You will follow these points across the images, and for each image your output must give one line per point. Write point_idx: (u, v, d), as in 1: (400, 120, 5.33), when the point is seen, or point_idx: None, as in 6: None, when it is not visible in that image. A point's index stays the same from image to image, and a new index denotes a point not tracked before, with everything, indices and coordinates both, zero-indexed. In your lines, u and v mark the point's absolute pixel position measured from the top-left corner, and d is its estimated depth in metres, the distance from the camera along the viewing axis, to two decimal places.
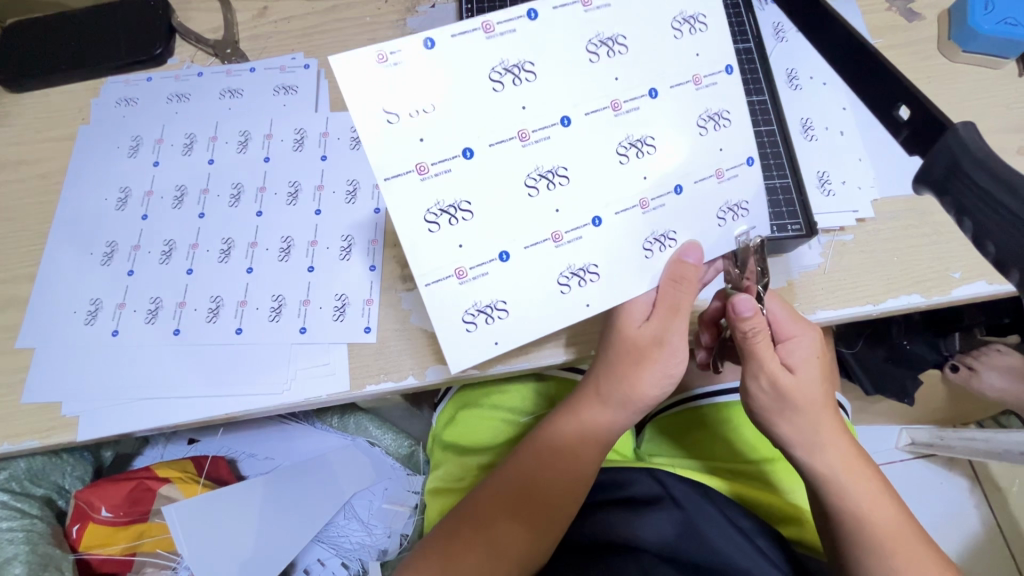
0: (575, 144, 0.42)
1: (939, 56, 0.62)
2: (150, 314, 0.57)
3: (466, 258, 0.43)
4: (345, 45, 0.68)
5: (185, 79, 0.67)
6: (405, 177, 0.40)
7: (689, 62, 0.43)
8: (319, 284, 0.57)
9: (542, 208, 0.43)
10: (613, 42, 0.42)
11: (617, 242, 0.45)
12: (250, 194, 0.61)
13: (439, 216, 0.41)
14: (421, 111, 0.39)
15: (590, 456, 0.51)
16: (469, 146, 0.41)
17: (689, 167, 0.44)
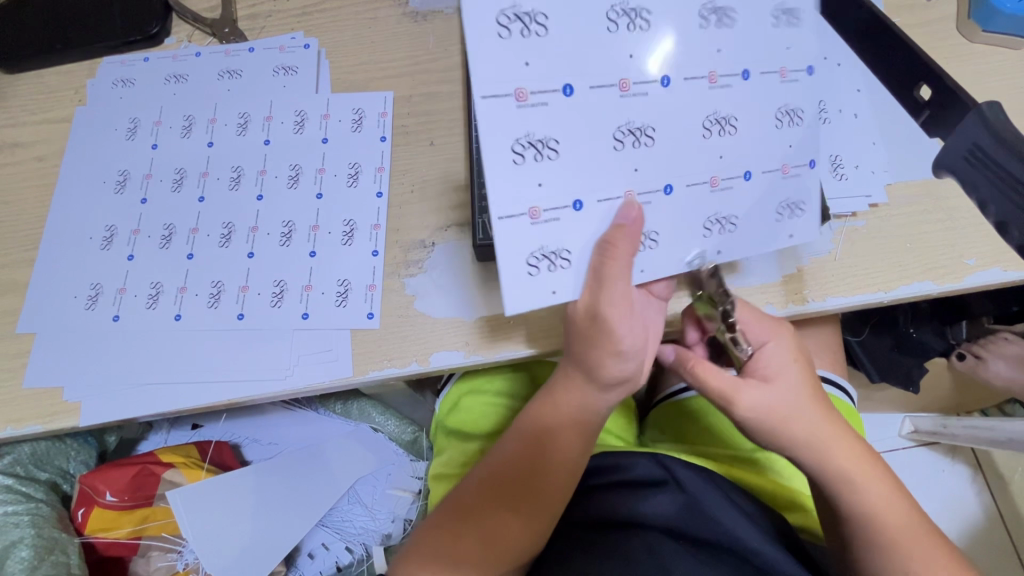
0: (669, 105, 0.40)
1: (957, 36, 0.60)
2: (151, 298, 0.57)
3: (543, 197, 0.38)
4: (345, 25, 0.66)
5: (183, 60, 0.65)
6: (501, 100, 0.36)
7: (782, 54, 0.42)
8: (322, 270, 0.56)
9: (622, 165, 0.40)
10: (724, 13, 0.40)
11: (680, 218, 0.42)
12: (250, 177, 0.60)
13: (525, 149, 0.37)
14: (535, 32, 0.36)
15: (574, 437, 0.49)
16: (570, 83, 0.37)
17: (750, 150, 0.42)
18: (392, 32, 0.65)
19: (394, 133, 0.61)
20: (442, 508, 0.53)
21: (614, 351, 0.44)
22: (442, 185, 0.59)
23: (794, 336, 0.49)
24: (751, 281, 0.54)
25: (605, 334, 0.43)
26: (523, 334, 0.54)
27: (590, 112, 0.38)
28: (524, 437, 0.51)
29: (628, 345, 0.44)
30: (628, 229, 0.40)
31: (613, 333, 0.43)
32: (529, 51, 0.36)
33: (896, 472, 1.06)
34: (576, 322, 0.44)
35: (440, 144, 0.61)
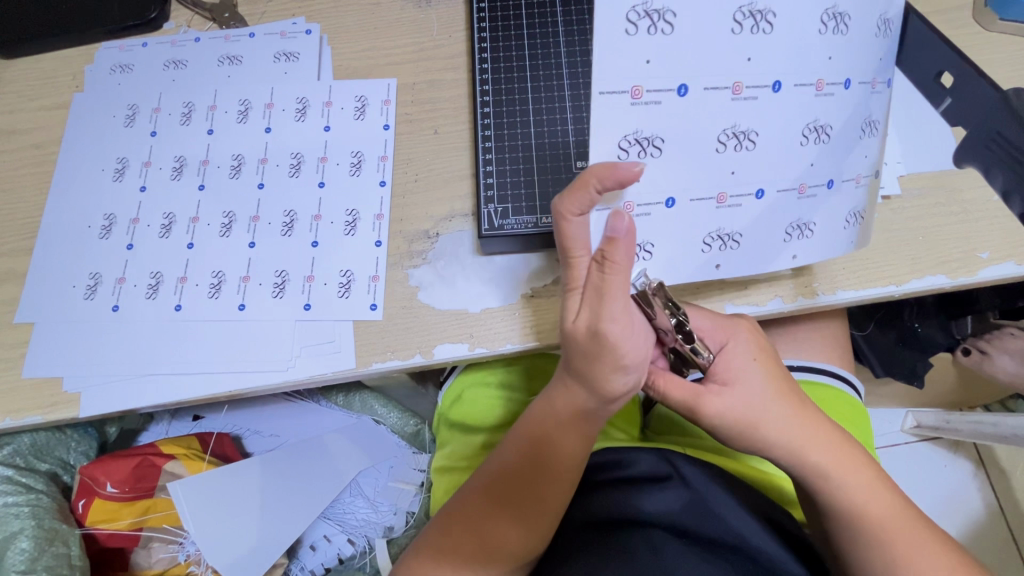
0: (779, 111, 0.40)
1: (974, 25, 0.59)
2: (150, 289, 0.56)
3: (640, 194, 0.41)
4: (347, 10, 0.65)
5: (182, 45, 0.64)
6: (618, 97, 0.38)
7: (872, 65, 0.41)
8: (324, 261, 0.56)
9: (721, 167, 0.41)
10: (841, 19, 0.39)
11: (765, 221, 0.44)
12: (251, 166, 0.59)
13: (631, 146, 0.39)
14: (660, 29, 0.37)
15: (576, 445, 0.47)
16: (686, 82, 0.38)
17: (842, 160, 0.43)
18: (396, 18, 0.64)
19: (397, 122, 0.60)
20: (444, 511, 0.52)
21: (617, 366, 0.41)
22: (446, 175, 0.58)
23: (754, 333, 0.49)
24: (759, 274, 0.53)
25: (607, 351, 0.40)
26: (527, 326, 0.53)
27: (704, 110, 0.39)
28: (524, 443, 0.49)
29: (632, 358, 0.41)
30: (621, 243, 0.38)
31: (617, 347, 0.40)
32: (653, 49, 0.37)
33: (898, 467, 1.06)
34: (576, 337, 0.41)
35: (444, 133, 0.60)
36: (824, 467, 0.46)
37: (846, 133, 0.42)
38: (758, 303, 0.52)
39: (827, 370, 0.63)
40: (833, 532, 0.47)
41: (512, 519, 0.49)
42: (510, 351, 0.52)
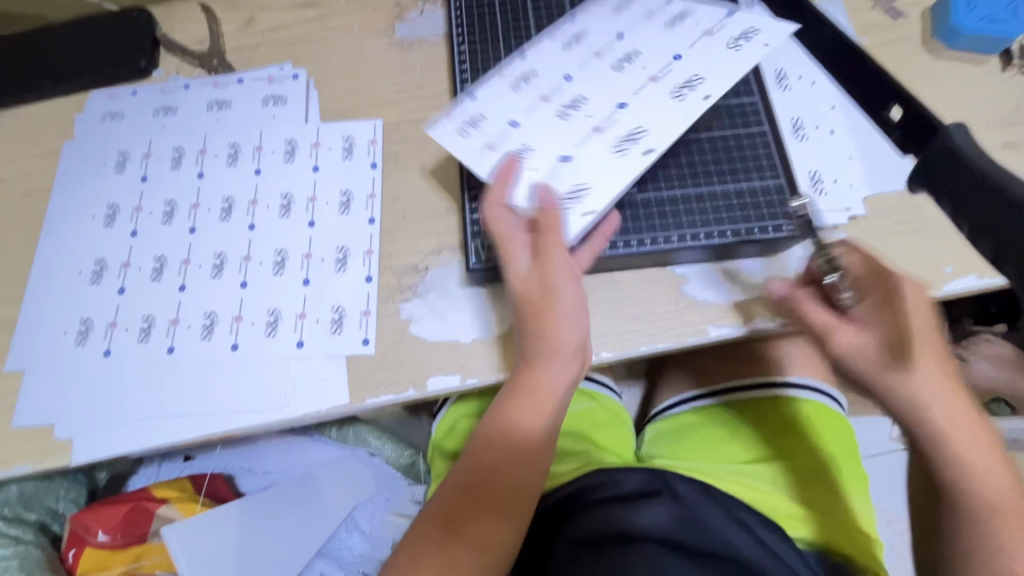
0: (600, 101, 0.54)
1: (923, 54, 0.64)
2: (142, 332, 0.56)
3: (485, 160, 0.52)
4: (332, 55, 0.68)
5: (171, 92, 0.66)
6: (466, 110, 0.54)
7: (680, 45, 0.56)
8: (316, 297, 0.57)
9: (547, 140, 0.53)
10: (635, 55, 0.56)
11: (597, 177, 0.51)
12: (241, 208, 0.60)
13: (468, 129, 0.53)
14: (526, 81, 0.56)
15: (550, 407, 0.50)
16: (518, 119, 0.54)
17: (647, 113, 0.53)
18: (381, 62, 0.68)
19: (384, 160, 0.62)
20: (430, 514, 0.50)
21: (566, 313, 0.49)
22: (434, 210, 0.60)
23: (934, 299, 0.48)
24: (740, 295, 0.55)
25: (552, 295, 0.49)
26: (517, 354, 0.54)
27: (539, 116, 0.54)
28: (502, 422, 0.51)
29: (570, 305, 0.49)
30: (495, 184, 0.50)
31: (557, 289, 0.49)
32: (496, 89, 0.55)
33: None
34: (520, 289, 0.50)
35: (430, 169, 0.62)
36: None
37: (661, 105, 0.53)
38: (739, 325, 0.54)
39: (814, 387, 0.65)
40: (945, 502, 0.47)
41: (498, 497, 0.49)
42: (505, 381, 0.53)
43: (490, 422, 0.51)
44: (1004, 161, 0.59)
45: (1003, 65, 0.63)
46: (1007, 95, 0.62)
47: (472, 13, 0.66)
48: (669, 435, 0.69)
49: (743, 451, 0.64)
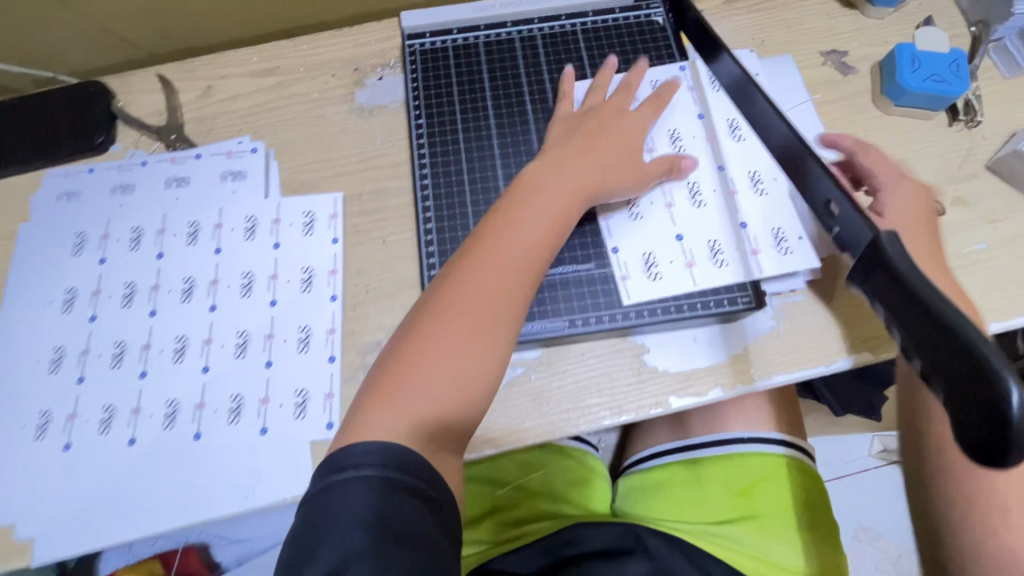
0: (706, 181, 0.61)
1: (873, 109, 0.66)
2: (103, 424, 0.55)
3: (670, 257, 0.58)
4: (292, 124, 0.68)
5: (128, 170, 0.65)
6: (655, 239, 0.59)
7: (693, 128, 0.64)
8: (279, 381, 0.56)
9: (708, 220, 0.60)
10: (678, 136, 0.63)
11: (773, 216, 0.60)
12: (202, 288, 0.60)
13: (653, 266, 0.58)
14: (637, 215, 0.60)
15: (523, 248, 0.52)
16: (679, 233, 0.59)
17: (734, 162, 0.62)
18: (341, 130, 0.68)
19: (346, 234, 0.62)
20: (378, 370, 0.49)
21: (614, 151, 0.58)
22: (397, 284, 0.60)
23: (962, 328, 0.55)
24: (701, 364, 0.56)
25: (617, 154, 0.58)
26: (482, 432, 0.54)
27: (704, 219, 0.60)
28: (473, 253, 0.52)
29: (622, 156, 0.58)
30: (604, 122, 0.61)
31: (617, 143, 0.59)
32: (652, 211, 0.60)
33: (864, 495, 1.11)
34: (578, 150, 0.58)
35: (392, 242, 0.62)
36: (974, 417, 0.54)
37: (759, 161, 0.62)
38: (700, 395, 0.54)
39: (784, 441, 0.68)
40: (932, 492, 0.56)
41: (465, 382, 0.47)
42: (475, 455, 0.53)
43: (457, 264, 0.51)
44: (956, 216, 0.61)
45: (951, 120, 0.64)
46: (955, 150, 0.63)
47: (430, 78, 0.67)
48: (646, 494, 0.70)
49: (717, 509, 0.65)
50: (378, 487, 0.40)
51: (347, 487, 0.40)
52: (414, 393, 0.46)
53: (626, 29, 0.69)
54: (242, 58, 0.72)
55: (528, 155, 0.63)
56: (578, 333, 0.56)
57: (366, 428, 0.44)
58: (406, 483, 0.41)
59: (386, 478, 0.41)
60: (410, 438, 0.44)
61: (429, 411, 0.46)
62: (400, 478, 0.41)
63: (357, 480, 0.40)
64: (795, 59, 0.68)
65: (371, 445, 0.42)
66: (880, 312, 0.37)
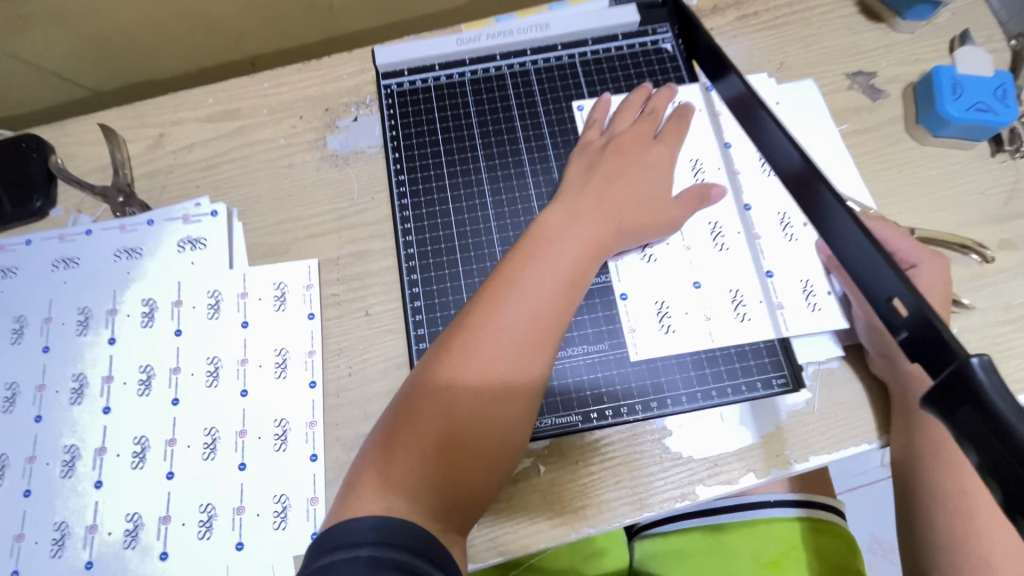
0: (728, 221, 0.55)
1: (908, 140, 0.59)
2: (55, 545, 0.49)
3: (688, 310, 0.52)
4: (256, 177, 0.60)
5: (71, 240, 0.57)
6: (662, 284, 0.53)
7: (715, 161, 0.57)
8: (254, 487, 0.50)
9: (736, 273, 0.53)
10: (700, 167, 0.57)
11: (806, 268, 0.53)
12: (162, 379, 0.53)
13: (664, 318, 0.52)
14: (649, 257, 0.54)
15: (548, 296, 0.46)
16: (696, 279, 0.53)
17: (761, 204, 0.55)
18: (312, 181, 0.59)
19: (323, 307, 0.55)
20: (384, 427, 0.43)
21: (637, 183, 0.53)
22: (384, 364, 0.53)
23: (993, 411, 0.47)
24: (731, 448, 0.49)
25: (638, 188, 0.53)
26: (488, 539, 0.47)
27: (724, 266, 0.54)
28: (491, 297, 0.46)
29: (645, 194, 0.53)
30: (629, 140, 0.55)
31: (638, 176, 0.53)
32: (660, 253, 0.54)
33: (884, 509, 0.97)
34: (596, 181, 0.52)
35: (376, 314, 0.54)
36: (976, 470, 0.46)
37: (787, 203, 0.55)
38: (730, 484, 0.48)
39: (813, 500, 0.62)
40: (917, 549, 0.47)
41: (470, 457, 0.42)
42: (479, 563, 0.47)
43: (476, 308, 0.46)
44: (1007, 261, 0.54)
45: (993, 150, 0.58)
46: (1000, 184, 0.57)
47: (410, 125, 0.60)
48: (666, 559, 0.64)
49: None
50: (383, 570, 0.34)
51: (347, 568, 0.34)
52: (414, 467, 0.41)
53: (629, 59, 0.62)
54: (197, 99, 0.63)
55: (526, 214, 0.57)
56: (593, 429, 0.50)
57: (368, 500, 0.39)
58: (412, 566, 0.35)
59: (390, 562, 0.34)
60: (415, 513, 0.39)
61: (436, 482, 0.41)
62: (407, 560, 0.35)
63: (359, 557, 0.35)
64: (819, 84, 0.61)
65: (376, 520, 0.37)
66: (971, 460, 0.28)
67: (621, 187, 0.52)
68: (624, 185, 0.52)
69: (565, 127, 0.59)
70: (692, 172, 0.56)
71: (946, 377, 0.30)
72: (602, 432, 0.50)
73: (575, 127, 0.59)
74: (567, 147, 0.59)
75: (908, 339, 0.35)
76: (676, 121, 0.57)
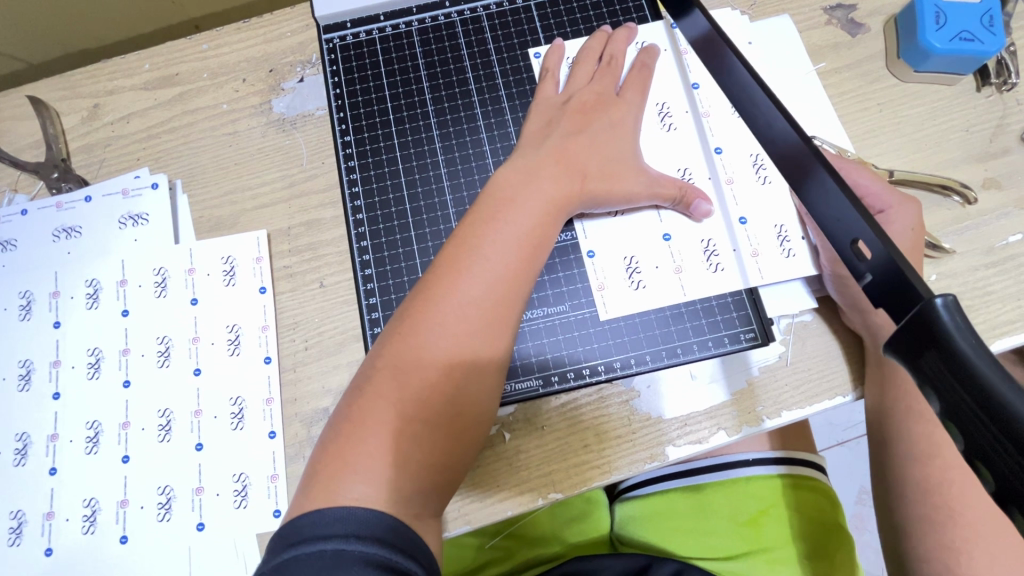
0: (699, 169, 0.52)
1: (889, 77, 0.55)
2: (12, 534, 0.48)
3: (660, 265, 0.50)
4: (199, 146, 0.56)
5: (7, 221, 0.54)
6: (629, 239, 0.50)
7: (682, 107, 0.53)
8: (212, 467, 0.48)
9: (707, 224, 0.51)
10: (667, 113, 0.53)
11: (779, 212, 0.51)
12: (111, 361, 0.51)
13: (634, 275, 0.50)
14: (616, 212, 0.51)
15: (509, 260, 0.44)
16: (666, 232, 0.50)
17: (732, 150, 0.52)
18: (258, 148, 0.56)
19: (276, 280, 0.52)
20: (344, 407, 0.41)
21: (602, 136, 0.50)
22: (341, 336, 0.51)
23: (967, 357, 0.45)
24: (700, 407, 0.48)
25: (603, 139, 0.49)
26: (454, 510, 0.46)
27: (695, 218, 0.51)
28: (450, 264, 0.43)
29: (611, 145, 0.49)
30: (588, 93, 0.52)
31: (599, 127, 0.50)
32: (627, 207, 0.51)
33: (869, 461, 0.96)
34: (554, 136, 0.49)
35: (331, 285, 0.52)
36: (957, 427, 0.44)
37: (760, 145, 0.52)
38: (701, 443, 0.47)
39: (796, 458, 0.62)
40: (889, 491, 0.45)
41: (436, 430, 0.40)
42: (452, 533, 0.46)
43: (434, 278, 0.43)
44: (991, 201, 0.51)
45: (979, 84, 0.54)
46: (985, 120, 0.54)
47: (355, 83, 0.56)
48: (655, 520, 0.62)
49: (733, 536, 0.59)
50: (350, 565, 0.32)
51: (311, 561, 0.32)
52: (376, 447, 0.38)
53: (589, 1, 0.58)
54: (132, 65, 0.59)
55: (481, 172, 0.54)
56: (556, 393, 0.48)
57: (335, 488, 0.37)
58: (380, 558, 0.33)
59: (356, 554, 0.33)
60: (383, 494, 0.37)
61: (405, 461, 0.39)
62: (377, 553, 0.33)
63: (323, 552, 0.33)
64: (794, 20, 0.57)
65: (348, 509, 0.35)
66: (933, 408, 0.26)
67: (581, 140, 0.49)
68: (587, 138, 0.49)
69: (521, 77, 0.56)
70: (660, 119, 0.53)
71: (908, 320, 0.28)
72: (566, 395, 0.48)
73: (531, 76, 0.56)
74: (523, 100, 0.55)
75: (872, 283, 0.33)
76: (637, 65, 0.53)
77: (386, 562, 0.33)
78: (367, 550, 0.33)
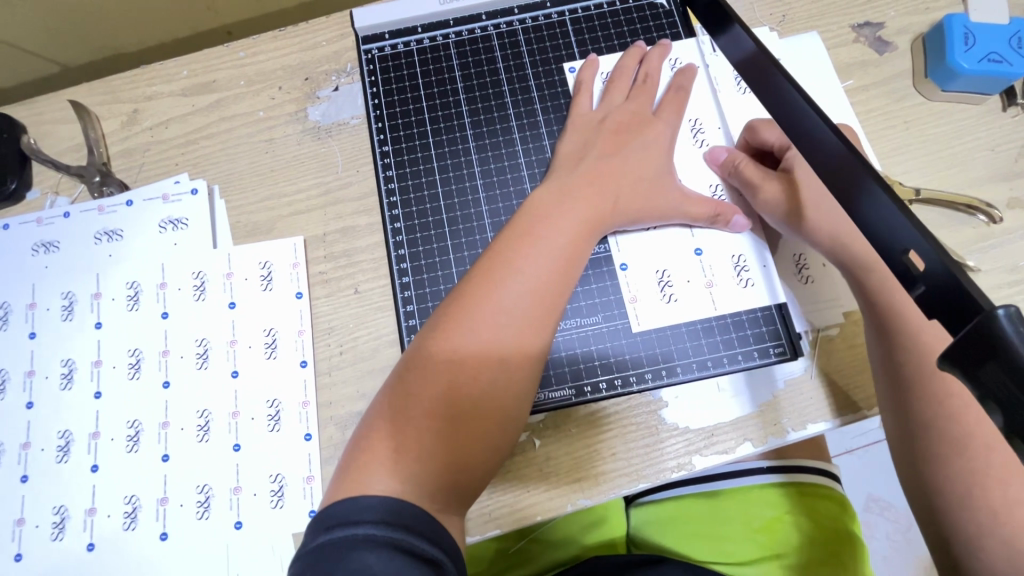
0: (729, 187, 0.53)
1: (916, 95, 0.56)
2: (55, 529, 0.49)
3: (693, 278, 0.51)
4: (235, 152, 0.58)
5: (50, 223, 0.56)
6: (662, 252, 0.52)
7: (712, 127, 0.55)
8: (249, 467, 0.50)
9: (737, 240, 0.52)
10: (700, 131, 0.54)
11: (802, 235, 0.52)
12: (152, 362, 0.52)
13: (666, 289, 0.51)
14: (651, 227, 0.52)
15: (544, 273, 0.45)
16: (698, 246, 0.51)
17: None
18: (294, 155, 0.57)
19: (311, 285, 0.54)
20: (377, 409, 0.43)
21: (638, 153, 0.50)
22: (375, 342, 0.52)
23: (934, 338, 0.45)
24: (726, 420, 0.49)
25: (637, 157, 0.50)
26: (483, 514, 0.47)
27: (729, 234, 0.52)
28: (485, 272, 0.45)
29: (646, 163, 0.50)
30: (623, 109, 0.53)
31: (632, 143, 0.51)
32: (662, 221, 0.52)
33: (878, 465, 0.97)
34: (590, 156, 0.50)
35: (366, 291, 0.53)
36: (987, 460, 0.42)
37: None
38: (728, 453, 0.47)
39: (816, 470, 0.63)
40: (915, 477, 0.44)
41: (466, 435, 0.41)
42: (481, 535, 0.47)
43: (471, 284, 0.44)
44: (1016, 220, 0.52)
45: (1006, 104, 0.55)
46: (1010, 140, 0.54)
47: (392, 93, 0.58)
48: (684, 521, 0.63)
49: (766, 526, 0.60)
50: (380, 549, 0.34)
51: (343, 543, 0.34)
52: (408, 443, 0.40)
53: (621, 15, 0.59)
54: (171, 71, 0.60)
55: (516, 184, 0.55)
56: (588, 402, 0.49)
57: (363, 478, 0.39)
58: (406, 543, 0.35)
59: (386, 539, 0.34)
60: (411, 491, 0.39)
61: (435, 462, 0.40)
62: (404, 539, 0.35)
63: (356, 535, 0.34)
64: (823, 37, 0.58)
65: (374, 497, 0.37)
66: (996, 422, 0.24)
67: (617, 159, 0.50)
68: (626, 155, 0.50)
69: (555, 91, 0.57)
70: (693, 139, 0.54)
71: (966, 332, 0.26)
72: (596, 404, 0.50)
73: (565, 90, 0.57)
74: (557, 113, 0.56)
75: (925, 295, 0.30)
76: (672, 85, 0.54)
77: (414, 548, 0.35)
78: (398, 536, 0.35)
